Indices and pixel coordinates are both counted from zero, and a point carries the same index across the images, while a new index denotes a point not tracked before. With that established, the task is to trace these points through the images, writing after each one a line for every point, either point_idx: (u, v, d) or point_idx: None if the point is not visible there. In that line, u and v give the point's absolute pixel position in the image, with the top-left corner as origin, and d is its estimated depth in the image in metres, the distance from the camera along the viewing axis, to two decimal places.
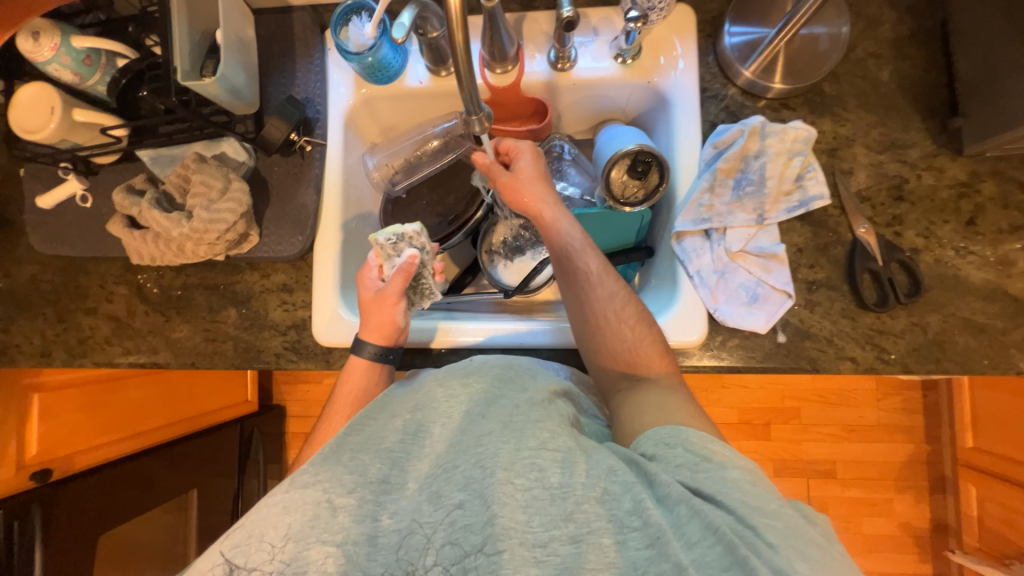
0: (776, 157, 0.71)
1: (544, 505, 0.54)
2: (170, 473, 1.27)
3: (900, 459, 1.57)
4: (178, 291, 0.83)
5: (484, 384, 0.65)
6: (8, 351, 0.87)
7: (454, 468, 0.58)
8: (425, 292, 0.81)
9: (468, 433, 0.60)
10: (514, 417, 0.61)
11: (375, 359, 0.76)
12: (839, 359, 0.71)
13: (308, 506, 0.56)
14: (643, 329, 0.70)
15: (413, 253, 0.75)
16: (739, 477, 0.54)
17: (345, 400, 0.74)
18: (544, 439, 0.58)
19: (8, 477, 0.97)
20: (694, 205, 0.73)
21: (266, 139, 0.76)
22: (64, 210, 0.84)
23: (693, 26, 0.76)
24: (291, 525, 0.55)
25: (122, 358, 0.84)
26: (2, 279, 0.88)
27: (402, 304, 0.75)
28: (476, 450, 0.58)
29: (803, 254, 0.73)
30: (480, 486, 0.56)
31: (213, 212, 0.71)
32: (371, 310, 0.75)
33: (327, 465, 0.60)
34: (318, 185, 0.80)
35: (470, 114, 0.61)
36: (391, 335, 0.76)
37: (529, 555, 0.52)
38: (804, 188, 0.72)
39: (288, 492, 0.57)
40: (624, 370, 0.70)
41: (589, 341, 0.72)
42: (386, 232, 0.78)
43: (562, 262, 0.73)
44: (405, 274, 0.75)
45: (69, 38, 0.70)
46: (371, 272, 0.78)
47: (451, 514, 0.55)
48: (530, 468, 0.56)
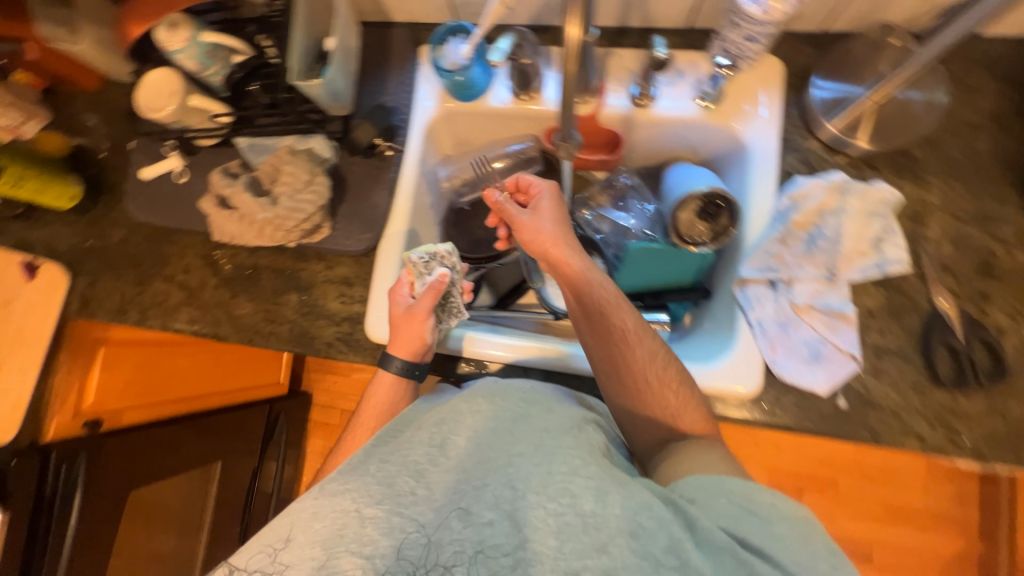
0: (856, 215, 0.69)
1: (576, 532, 0.53)
2: (197, 443, 1.32)
3: (947, 554, 1.44)
4: (248, 270, 0.88)
5: (510, 407, 0.66)
6: (90, 305, 0.94)
7: (484, 486, 0.58)
8: (453, 311, 0.80)
9: (496, 450, 0.61)
10: (542, 442, 0.61)
11: (401, 373, 0.77)
12: (904, 435, 0.67)
13: (338, 514, 0.57)
14: (685, 393, 0.68)
15: (444, 272, 0.75)
16: (788, 534, 0.52)
17: (373, 413, 0.76)
18: (576, 466, 0.57)
19: (65, 421, 1.03)
20: (763, 254, 0.71)
21: (354, 141, 0.83)
22: (161, 183, 0.92)
23: (780, 77, 0.76)
24: (320, 531, 0.57)
25: (187, 326, 0.89)
26: (97, 238, 0.96)
27: (431, 321, 0.76)
28: (507, 471, 0.59)
29: (874, 318, 0.70)
30: (512, 505, 0.56)
31: (295, 202, 0.76)
32: (402, 326, 0.76)
33: (356, 475, 0.61)
34: (392, 188, 0.84)
35: (563, 139, 0.63)
36: (417, 351, 0.77)
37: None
38: (881, 251, 0.70)
39: (317, 498, 0.59)
40: (665, 431, 0.67)
41: (629, 400, 0.69)
42: (420, 250, 0.78)
43: (598, 318, 0.70)
44: (435, 292, 0.76)
45: (199, 33, 0.77)
46: (403, 288, 0.79)
47: (481, 532, 0.55)
48: (562, 493, 0.55)
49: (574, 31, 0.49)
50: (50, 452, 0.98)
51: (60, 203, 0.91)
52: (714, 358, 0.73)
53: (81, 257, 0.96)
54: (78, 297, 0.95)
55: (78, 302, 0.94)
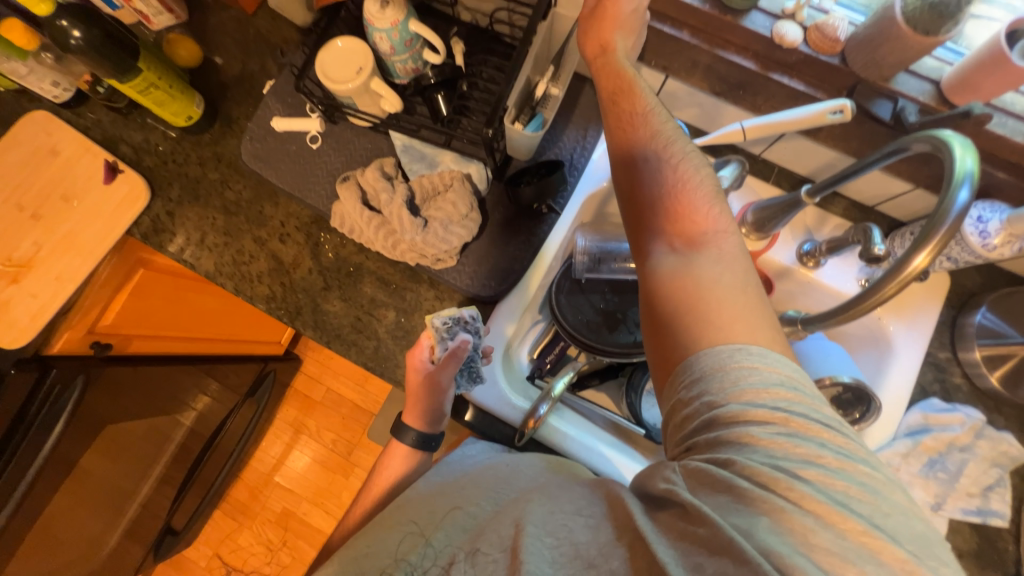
0: (980, 460, 0.70)
1: (571, 563, 0.46)
2: (180, 378, 1.19)
3: None
4: (350, 267, 0.81)
5: (528, 474, 0.63)
6: (163, 234, 0.84)
7: (493, 526, 0.53)
8: (478, 377, 0.74)
9: (513, 501, 0.57)
10: (550, 490, 0.56)
11: (417, 446, 0.72)
12: None
13: (355, 556, 0.59)
14: (708, 197, 0.52)
15: (466, 337, 0.69)
16: (772, 434, 0.40)
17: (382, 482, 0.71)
18: (580, 504, 0.51)
19: (75, 337, 0.91)
20: (881, 461, 0.71)
21: (519, 194, 0.76)
22: (289, 140, 0.84)
23: (943, 288, 0.76)
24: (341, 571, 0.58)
25: (262, 300, 0.81)
26: (193, 165, 0.87)
27: (450, 391, 0.71)
28: (517, 512, 0.53)
29: (961, 561, 0.70)
30: (514, 539, 0.50)
31: (446, 233, 0.71)
32: (420, 398, 0.70)
33: (385, 524, 0.62)
34: (534, 246, 0.80)
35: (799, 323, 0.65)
36: (434, 421, 0.72)
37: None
38: (987, 498, 0.70)
39: (350, 543, 0.62)
40: (674, 244, 0.51)
41: (636, 217, 0.55)
42: (442, 315, 0.71)
43: (621, 118, 0.57)
44: (456, 359, 0.69)
45: (408, 19, 0.70)
46: (421, 351, 0.70)
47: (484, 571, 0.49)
48: (560, 528, 0.49)
49: (919, 261, 0.45)
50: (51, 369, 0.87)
51: (176, 121, 0.82)
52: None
53: (169, 179, 0.87)
54: (152, 221, 0.85)
55: (150, 227, 0.85)
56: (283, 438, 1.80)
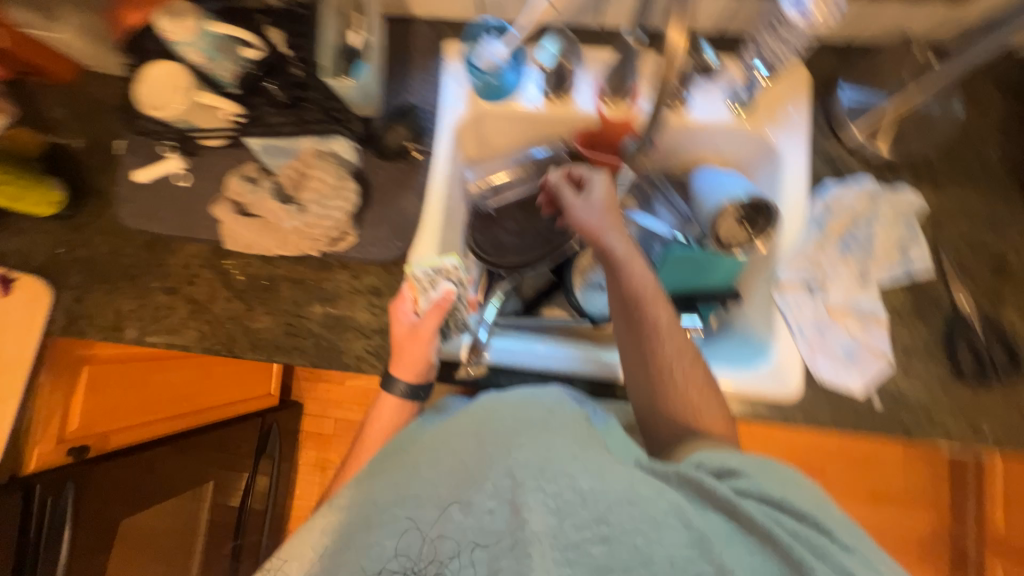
0: (885, 220, 0.73)
1: (575, 507, 0.53)
2: (179, 460, 1.20)
3: (925, 530, 1.56)
4: (263, 281, 0.82)
5: (502, 407, 0.64)
6: (79, 321, 0.85)
7: (484, 476, 0.58)
8: (461, 326, 0.76)
9: (494, 444, 0.60)
10: (537, 433, 0.60)
11: (406, 396, 0.73)
12: (933, 428, 0.70)
13: (343, 527, 0.60)
14: (701, 388, 0.67)
15: (450, 288, 0.72)
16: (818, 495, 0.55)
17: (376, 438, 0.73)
18: (571, 450, 0.57)
19: (47, 450, 0.93)
20: (800, 257, 0.74)
21: (384, 143, 0.78)
22: (160, 187, 0.84)
23: (807, 83, 0.78)
24: (327, 544, 0.59)
25: (196, 343, 0.82)
26: (82, 247, 0.87)
27: (436, 341, 0.72)
28: (506, 460, 0.58)
29: (903, 318, 0.73)
30: (511, 494, 0.56)
31: (325, 209, 0.72)
32: (405, 346, 0.72)
33: (364, 485, 0.62)
34: (421, 192, 0.81)
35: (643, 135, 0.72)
36: (422, 372, 0.73)
37: (561, 556, 0.52)
38: (907, 253, 0.73)
39: (327, 515, 0.62)
40: (669, 386, 0.67)
41: (649, 397, 0.68)
42: (423, 265, 0.73)
43: (626, 305, 0.68)
44: (440, 309, 0.72)
45: (205, 23, 0.70)
46: (404, 304, 0.73)
47: (482, 519, 0.56)
48: (557, 476, 0.55)
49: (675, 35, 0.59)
50: (34, 485, 0.88)
51: (41, 210, 0.82)
52: (759, 357, 0.75)
53: (65, 269, 0.87)
54: (64, 314, 0.85)
55: (65, 319, 0.85)
56: (314, 480, 1.83)
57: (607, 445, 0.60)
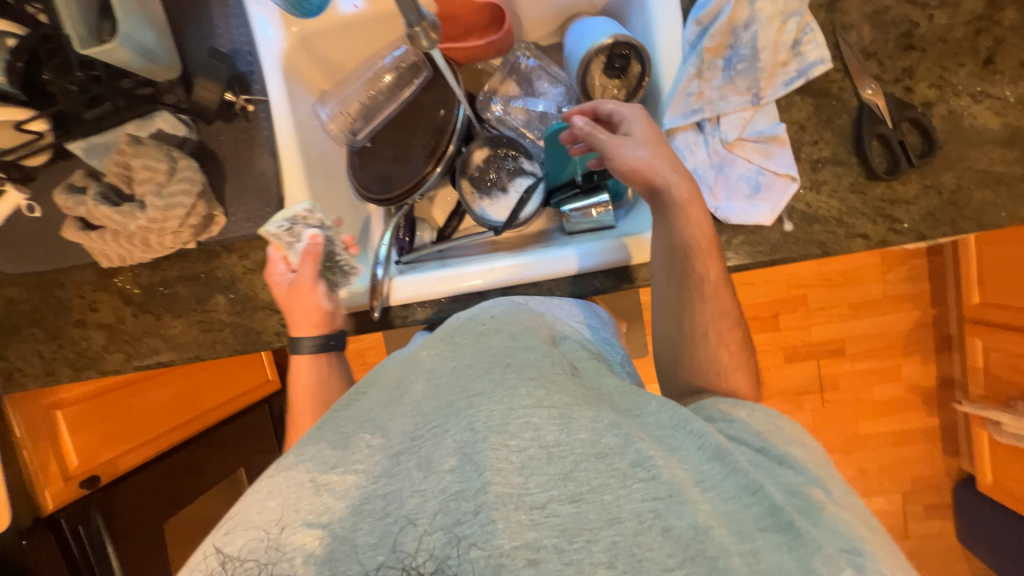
0: (769, 23, 0.63)
1: (541, 465, 0.42)
2: (214, 458, 1.32)
3: (907, 326, 1.61)
4: (160, 287, 0.80)
5: (465, 341, 0.55)
6: (12, 376, 0.85)
7: (442, 433, 0.45)
8: (346, 269, 0.73)
9: (453, 392, 0.48)
10: (504, 373, 0.48)
11: (316, 351, 0.71)
12: (849, 238, 0.68)
13: (290, 490, 0.44)
14: (740, 353, 0.63)
15: (314, 232, 0.67)
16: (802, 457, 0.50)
17: (305, 395, 0.70)
18: (540, 393, 0.46)
19: (59, 490, 1.00)
20: (683, 96, 0.66)
21: (201, 105, 0.70)
22: (15, 225, 0.79)
23: None
24: (274, 510, 0.43)
25: (125, 364, 0.83)
26: None
27: (322, 288, 0.70)
28: (466, 413, 0.45)
29: (805, 130, 0.67)
30: (471, 449, 0.43)
31: (166, 198, 0.66)
32: (293, 305, 0.70)
33: (309, 442, 0.49)
34: (272, 148, 0.74)
35: (411, 26, 0.50)
36: (324, 322, 0.71)
37: (526, 520, 0.39)
38: (802, 55, 0.65)
39: (272, 476, 0.46)
40: (711, 351, 0.63)
41: (680, 356, 0.64)
42: (276, 220, 0.69)
43: (677, 256, 0.62)
44: (313, 257, 0.68)
45: None
46: (278, 266, 0.72)
47: (441, 482, 0.42)
48: (524, 426, 0.43)
49: None
50: (58, 522, 0.97)
51: None
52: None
53: None
54: None
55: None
56: None
57: (583, 381, 0.52)
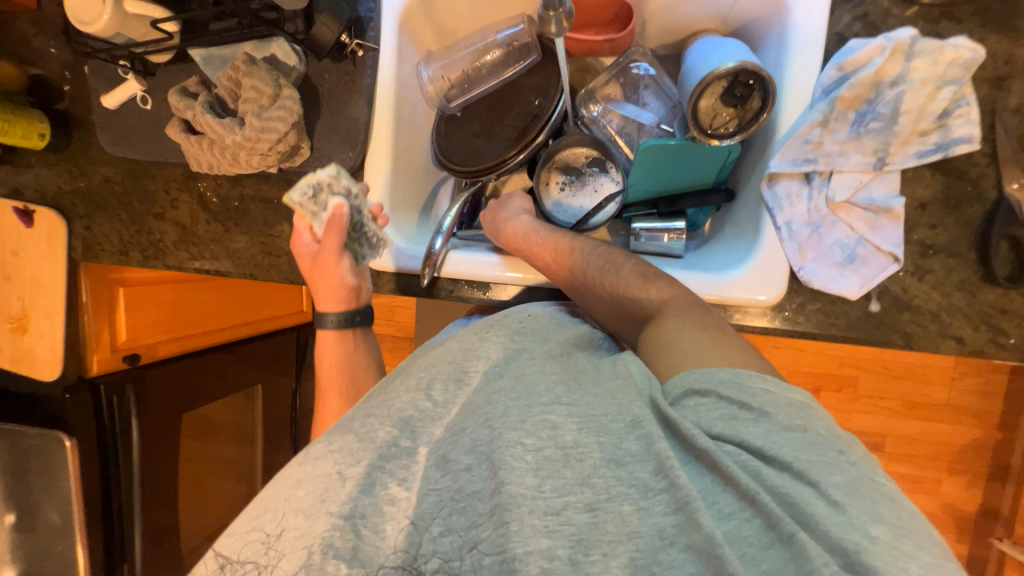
0: (921, 85, 0.57)
1: (557, 467, 0.44)
2: (241, 366, 1.41)
3: (961, 442, 1.46)
4: (235, 202, 0.84)
5: (495, 337, 0.57)
6: (92, 247, 0.93)
7: (460, 430, 0.48)
8: (375, 240, 0.75)
9: (479, 385, 0.51)
10: (523, 368, 0.52)
11: (341, 325, 0.77)
12: (940, 338, 0.61)
13: (320, 479, 0.46)
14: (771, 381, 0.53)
15: (338, 202, 0.69)
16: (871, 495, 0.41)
17: (331, 373, 0.76)
18: (558, 391, 0.49)
19: (105, 357, 1.08)
20: (799, 141, 0.61)
21: (317, 41, 0.70)
22: (128, 112, 0.85)
23: None
24: (303, 499, 0.46)
25: (187, 263, 0.88)
26: (81, 178, 0.92)
27: (345, 261, 0.73)
28: (483, 409, 0.48)
29: (925, 211, 0.61)
30: (490, 446, 0.45)
31: (264, 121, 0.68)
32: (318, 276, 0.74)
33: (339, 433, 0.50)
34: (369, 97, 0.75)
35: None
36: (347, 297, 0.75)
37: (540, 524, 0.41)
38: (947, 128, 0.58)
39: (302, 463, 0.48)
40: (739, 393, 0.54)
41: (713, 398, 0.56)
42: (301, 186, 0.70)
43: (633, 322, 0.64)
44: (335, 228, 0.70)
45: None
46: (302, 235, 0.74)
47: (458, 480, 0.45)
48: (541, 426, 0.46)
49: None
50: (98, 386, 1.05)
51: (31, 143, 0.86)
52: (742, 260, 0.66)
53: (71, 200, 0.93)
54: (80, 241, 0.94)
55: (82, 246, 0.94)
56: None
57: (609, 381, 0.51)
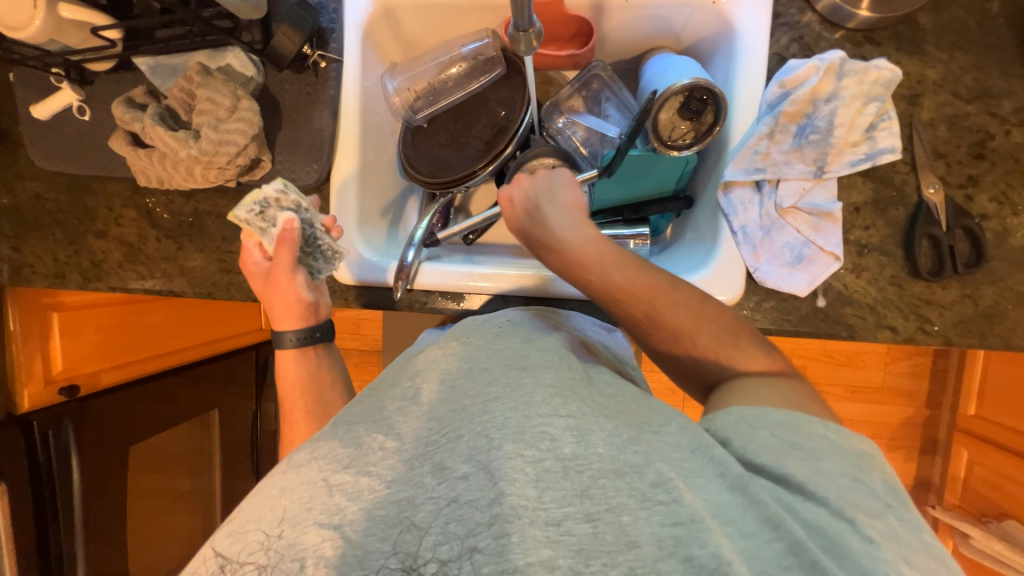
0: (851, 101, 0.64)
1: (557, 478, 0.42)
2: (191, 392, 1.31)
3: (897, 420, 1.61)
4: (189, 217, 0.80)
5: (481, 344, 0.56)
6: (21, 271, 0.84)
7: (456, 438, 0.46)
8: (330, 254, 0.71)
9: (470, 394, 0.49)
10: (513, 377, 0.49)
11: (301, 344, 0.72)
12: (877, 328, 0.68)
13: (304, 487, 0.45)
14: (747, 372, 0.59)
15: (286, 215, 0.66)
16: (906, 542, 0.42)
17: (296, 394, 0.70)
18: (555, 401, 0.46)
19: (37, 391, 0.99)
20: (749, 152, 0.66)
21: (277, 52, 0.69)
22: (62, 123, 0.79)
23: None
24: (286, 509, 0.44)
25: (135, 284, 0.82)
26: (7, 195, 0.84)
27: (300, 277, 0.69)
28: (478, 418, 0.46)
29: (859, 214, 0.67)
30: (488, 456, 0.43)
31: (221, 134, 0.65)
32: (272, 294, 0.70)
33: (324, 441, 0.49)
34: (333, 109, 0.73)
35: (518, 29, 0.48)
36: (304, 313, 0.71)
37: (540, 536, 0.39)
38: (873, 140, 0.65)
39: (286, 472, 0.47)
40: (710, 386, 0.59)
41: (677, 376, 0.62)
42: (246, 204, 0.68)
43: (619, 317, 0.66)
44: (284, 241, 0.67)
45: None
46: (252, 253, 0.71)
47: (454, 489, 0.43)
48: (540, 437, 0.44)
49: None
50: (30, 423, 0.96)
51: None
52: (703, 264, 0.70)
53: None
54: (6, 264, 0.85)
55: (8, 270, 0.85)
56: None
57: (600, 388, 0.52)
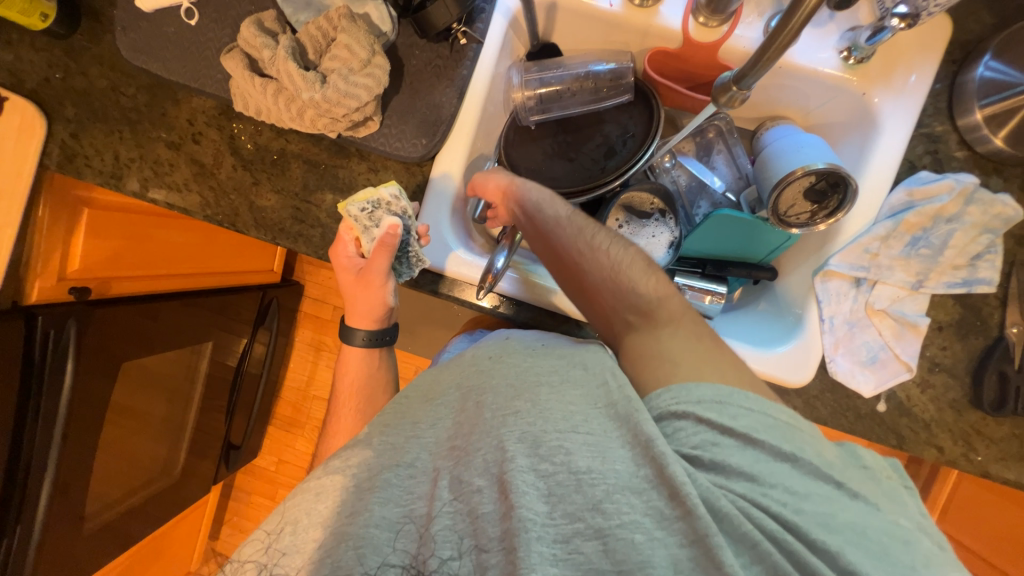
0: (969, 228, 0.66)
1: (567, 492, 0.43)
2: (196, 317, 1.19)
3: None
4: (273, 155, 0.75)
5: (514, 363, 0.52)
6: (74, 160, 0.78)
7: (474, 450, 0.47)
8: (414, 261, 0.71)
9: (492, 408, 0.49)
10: (538, 392, 0.49)
11: (369, 344, 0.76)
12: (926, 444, 0.69)
13: (340, 491, 0.48)
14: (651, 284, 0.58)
15: (394, 222, 0.64)
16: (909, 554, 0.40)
17: (348, 393, 0.76)
18: (575, 420, 0.46)
19: (48, 286, 0.90)
20: (858, 250, 0.68)
21: (429, 19, 0.65)
22: (165, 21, 0.74)
23: (942, 46, 0.66)
24: (324, 511, 0.48)
25: (198, 211, 0.77)
26: (78, 76, 0.78)
27: (390, 282, 0.70)
28: (500, 432, 0.47)
29: (941, 333, 0.69)
30: (502, 470, 0.45)
31: (349, 85, 0.62)
32: (360, 292, 0.71)
33: (358, 447, 0.52)
34: (461, 90, 0.71)
35: (738, 87, 0.48)
36: (379, 319, 0.74)
37: (548, 552, 0.41)
38: (974, 268, 0.67)
39: (321, 477, 0.50)
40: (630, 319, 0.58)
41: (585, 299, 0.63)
42: (359, 202, 0.68)
43: (562, 266, 0.64)
44: (387, 246, 0.65)
45: None
46: (346, 247, 0.70)
47: (471, 501, 0.45)
48: (554, 451, 0.45)
49: None
50: (35, 316, 0.85)
51: (30, 23, 0.72)
52: (779, 340, 0.70)
53: (59, 98, 0.78)
54: (58, 149, 0.78)
55: (58, 155, 0.78)
56: (308, 358, 1.80)
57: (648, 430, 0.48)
